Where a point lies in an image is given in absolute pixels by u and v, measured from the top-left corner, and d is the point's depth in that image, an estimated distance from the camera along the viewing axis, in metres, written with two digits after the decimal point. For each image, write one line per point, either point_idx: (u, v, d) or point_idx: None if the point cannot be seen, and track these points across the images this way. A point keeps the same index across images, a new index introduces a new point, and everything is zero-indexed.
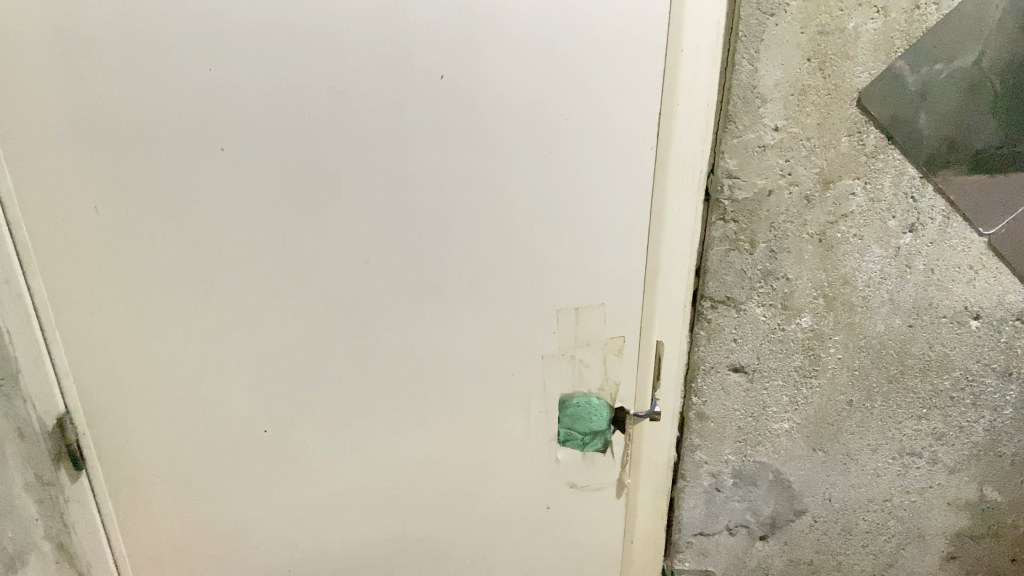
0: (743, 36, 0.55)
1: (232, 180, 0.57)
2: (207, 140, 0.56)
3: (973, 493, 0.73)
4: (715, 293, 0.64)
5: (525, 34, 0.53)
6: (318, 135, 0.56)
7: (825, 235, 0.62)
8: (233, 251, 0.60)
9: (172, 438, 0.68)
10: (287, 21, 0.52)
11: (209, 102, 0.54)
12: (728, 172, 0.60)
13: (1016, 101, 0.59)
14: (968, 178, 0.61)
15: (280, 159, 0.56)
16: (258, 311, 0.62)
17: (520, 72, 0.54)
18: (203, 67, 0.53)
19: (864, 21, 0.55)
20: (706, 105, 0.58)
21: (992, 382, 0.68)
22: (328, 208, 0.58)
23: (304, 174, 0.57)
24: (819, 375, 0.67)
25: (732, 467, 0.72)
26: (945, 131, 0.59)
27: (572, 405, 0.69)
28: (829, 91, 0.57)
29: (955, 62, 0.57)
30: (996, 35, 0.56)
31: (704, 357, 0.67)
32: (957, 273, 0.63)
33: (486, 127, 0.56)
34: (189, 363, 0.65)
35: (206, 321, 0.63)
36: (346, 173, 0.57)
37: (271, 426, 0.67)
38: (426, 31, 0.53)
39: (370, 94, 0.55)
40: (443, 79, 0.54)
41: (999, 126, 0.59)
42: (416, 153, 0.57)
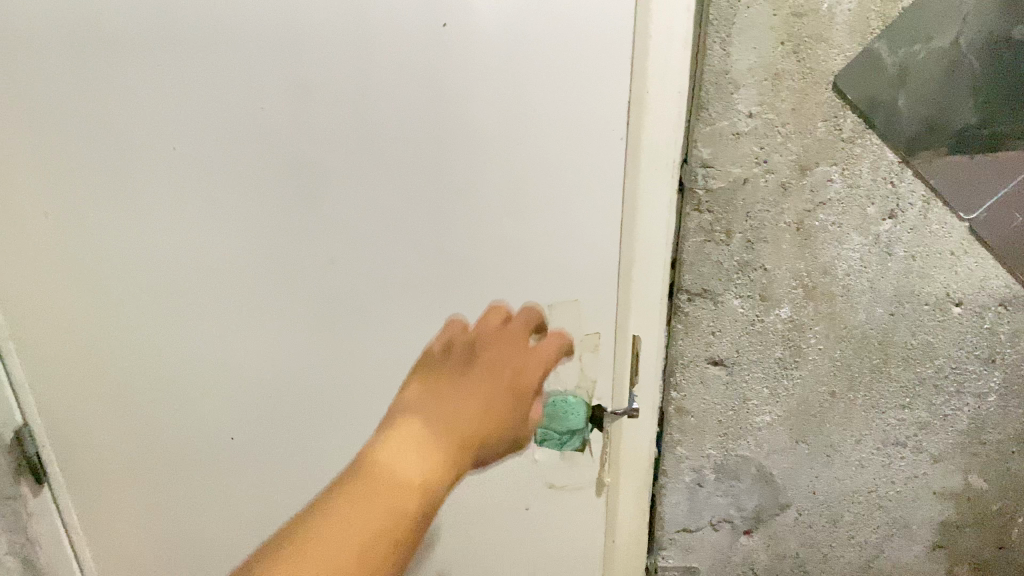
0: (714, 18, 0.54)
1: (189, 179, 0.55)
2: (159, 139, 0.54)
3: (958, 482, 0.71)
4: (691, 286, 0.63)
5: (490, 23, 0.51)
6: (275, 133, 0.54)
7: (803, 224, 0.60)
8: (192, 254, 0.58)
9: (137, 447, 0.65)
10: (239, 11, 0.50)
11: (160, 99, 0.52)
12: (702, 161, 0.58)
13: (996, 81, 0.58)
14: (950, 159, 0.59)
15: (236, 155, 0.54)
16: (220, 314, 0.60)
17: (486, 62, 0.52)
18: (153, 63, 0.51)
19: (839, 1, 0.53)
20: (678, 92, 0.55)
21: (976, 369, 0.66)
22: (288, 207, 0.56)
23: (262, 171, 0.55)
24: (800, 367, 0.66)
25: (714, 462, 0.70)
26: (925, 110, 0.58)
27: (549, 404, 0.65)
28: (804, 74, 0.55)
29: (932, 40, 0.56)
30: (975, 13, 0.56)
31: (682, 350, 0.66)
32: (939, 259, 0.62)
33: (453, 121, 0.54)
34: (152, 371, 0.62)
35: (165, 327, 0.61)
36: (305, 172, 0.55)
37: (238, 433, 0.65)
38: (386, 18, 0.51)
39: (327, 86, 0.52)
40: (406, 70, 0.52)
41: (981, 106, 0.58)
42: (380, 149, 0.55)
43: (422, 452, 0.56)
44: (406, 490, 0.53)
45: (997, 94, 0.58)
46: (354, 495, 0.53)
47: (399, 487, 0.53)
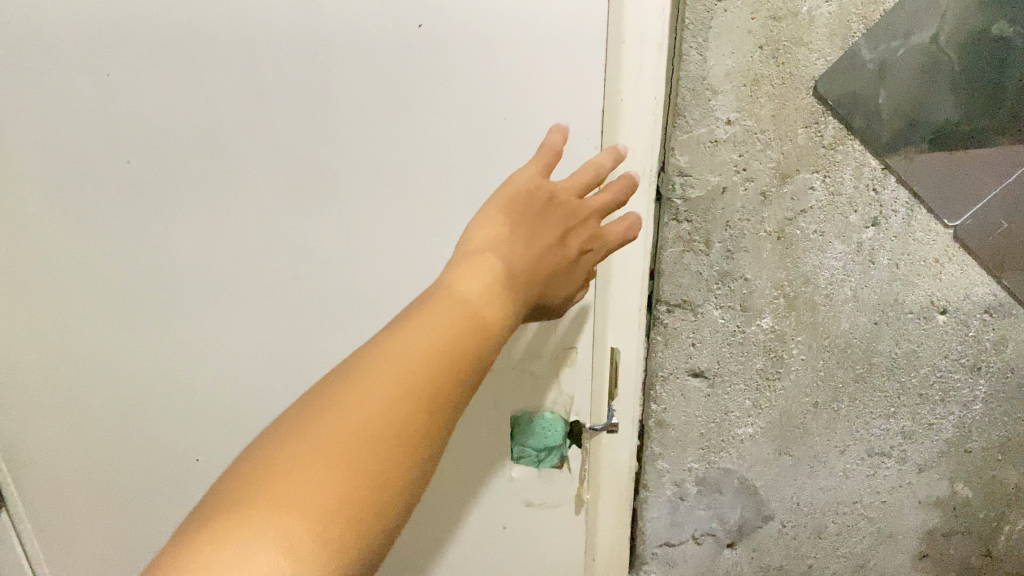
0: (689, 23, 0.52)
1: (152, 190, 0.54)
2: (114, 150, 0.53)
3: (944, 490, 0.70)
4: (670, 296, 0.61)
5: (454, 29, 0.49)
6: (233, 144, 0.52)
7: (784, 232, 0.58)
8: (157, 265, 0.57)
9: (111, 456, 0.65)
10: (192, 17, 0.48)
11: (114, 110, 0.52)
12: (679, 169, 0.56)
13: (974, 78, 0.55)
14: (934, 155, 0.57)
15: (197, 166, 0.53)
16: (188, 326, 0.59)
17: (451, 68, 0.50)
18: (102, 73, 0.50)
19: (818, 5, 0.51)
20: (654, 98, 0.53)
21: (961, 377, 0.65)
22: (249, 220, 0.55)
23: (225, 181, 0.54)
24: (782, 378, 0.64)
25: (695, 476, 0.69)
26: (909, 109, 0.56)
27: (525, 419, 0.64)
28: (783, 79, 0.53)
29: (912, 37, 0.53)
30: (955, 7, 0.53)
31: (662, 362, 0.64)
32: (923, 266, 0.60)
33: (418, 130, 0.52)
34: (116, 380, 0.62)
35: (125, 336, 0.60)
36: (265, 184, 0.53)
37: (206, 442, 0.64)
38: (345, 22, 0.48)
39: (286, 95, 0.50)
40: (367, 77, 0.50)
41: (959, 102, 0.56)
42: (343, 159, 0.53)
43: (490, 291, 0.44)
44: (478, 328, 0.41)
45: (984, 90, 0.56)
46: (420, 324, 0.40)
47: (469, 312, 0.42)
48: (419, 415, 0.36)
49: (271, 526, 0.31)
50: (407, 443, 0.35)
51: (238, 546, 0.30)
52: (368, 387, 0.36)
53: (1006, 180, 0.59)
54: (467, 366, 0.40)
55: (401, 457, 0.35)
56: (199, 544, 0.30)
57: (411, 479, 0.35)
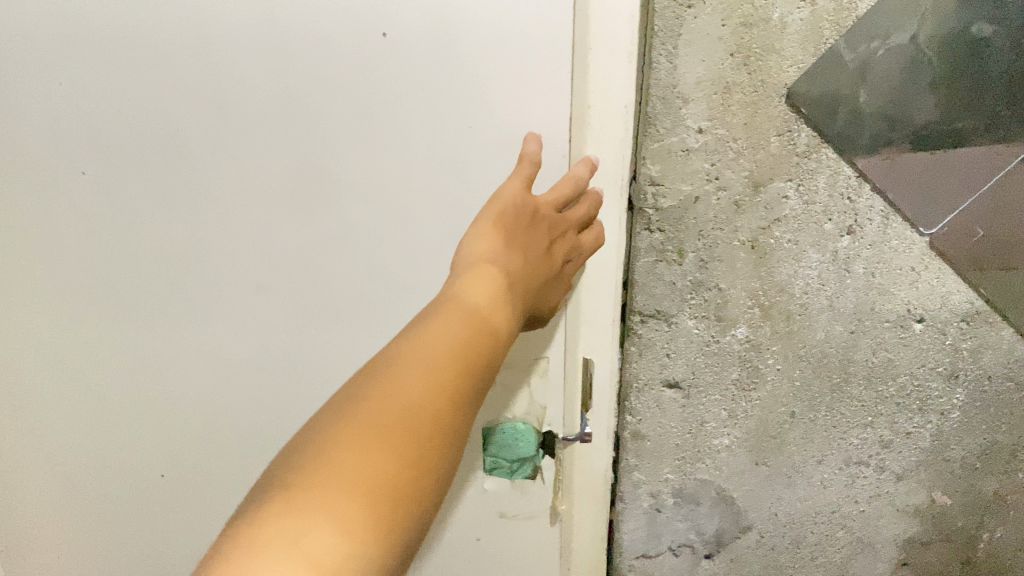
0: (658, 29, 0.51)
1: (107, 203, 0.53)
2: (65, 162, 0.51)
3: (923, 499, 0.69)
4: (644, 307, 0.60)
5: (417, 37, 0.47)
6: (191, 155, 0.51)
7: (758, 241, 0.57)
8: (116, 278, 0.56)
9: (78, 466, 0.65)
10: (142, 26, 0.47)
11: (65, 121, 0.50)
12: (651, 179, 0.55)
13: (955, 79, 0.54)
14: (913, 155, 0.56)
15: (154, 179, 0.52)
16: (151, 337, 0.58)
17: (414, 77, 0.48)
18: (52, 82, 0.49)
19: (790, 10, 0.50)
20: (625, 106, 0.53)
21: (939, 386, 0.64)
22: (209, 231, 0.54)
23: (187, 194, 0.52)
24: (758, 389, 0.63)
25: (672, 487, 0.68)
26: (886, 111, 0.54)
27: (497, 431, 0.63)
28: (755, 87, 0.52)
29: (890, 37, 0.52)
30: (933, 8, 0.52)
31: (637, 373, 0.63)
32: (899, 275, 0.59)
33: (380, 139, 0.50)
34: (78, 392, 0.61)
35: (84, 349, 0.59)
36: (225, 195, 0.52)
37: (171, 451, 0.64)
38: (302, 31, 0.47)
39: (244, 105, 0.49)
40: (327, 84, 0.48)
41: (942, 103, 0.54)
42: (304, 170, 0.51)
43: (498, 296, 0.43)
44: (490, 331, 0.40)
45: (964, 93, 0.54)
46: (432, 328, 0.38)
47: (479, 315, 0.40)
48: (448, 410, 0.34)
49: (322, 510, 0.28)
50: (438, 438, 0.33)
51: (288, 530, 0.27)
52: (395, 382, 0.34)
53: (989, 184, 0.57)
54: (483, 369, 0.38)
55: (435, 453, 0.33)
56: (244, 535, 0.27)
57: (440, 481, 0.33)
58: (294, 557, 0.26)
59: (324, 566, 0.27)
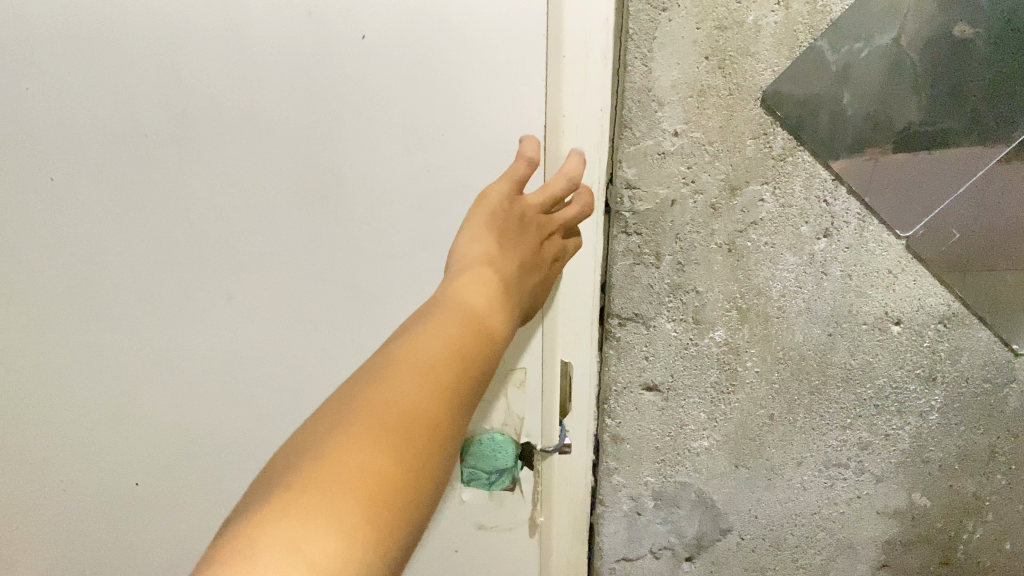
0: (633, 33, 0.51)
1: (86, 206, 0.54)
2: (47, 165, 0.53)
3: (902, 501, 0.69)
4: (622, 310, 0.60)
5: (385, 42, 0.47)
6: (163, 161, 0.52)
7: (734, 244, 0.57)
8: (96, 281, 0.57)
9: (62, 462, 0.66)
10: (111, 30, 0.48)
11: (46, 126, 0.51)
12: (627, 182, 0.56)
13: (936, 81, 0.53)
14: (895, 158, 0.56)
15: (128, 180, 0.53)
16: (129, 336, 0.59)
17: (384, 81, 0.48)
18: (33, 88, 0.50)
19: (764, 13, 0.50)
20: (600, 110, 0.52)
21: (917, 388, 0.64)
22: (184, 234, 0.55)
23: (160, 195, 0.53)
24: (737, 391, 0.63)
25: (652, 489, 0.68)
26: (869, 112, 0.54)
27: (474, 442, 0.64)
28: (730, 91, 0.52)
29: (875, 39, 0.52)
30: (916, 10, 0.52)
31: (615, 376, 0.63)
32: (876, 277, 0.59)
33: (351, 143, 0.50)
34: (63, 391, 0.63)
35: (66, 351, 0.61)
36: (199, 199, 0.53)
37: (154, 451, 0.65)
38: (272, 34, 0.47)
39: (213, 109, 0.50)
40: (296, 88, 0.49)
41: (921, 106, 0.54)
42: (275, 175, 0.52)
43: (490, 299, 0.41)
44: (487, 334, 0.38)
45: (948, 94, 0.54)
46: (425, 330, 0.36)
47: (475, 318, 0.39)
48: (443, 412, 0.33)
49: (322, 512, 0.27)
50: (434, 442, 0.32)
51: (287, 532, 0.26)
52: (389, 384, 0.32)
53: (973, 177, 0.57)
54: (478, 371, 0.36)
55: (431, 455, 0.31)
56: (242, 538, 0.26)
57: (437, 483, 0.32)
58: (294, 560, 0.25)
59: (327, 570, 0.25)
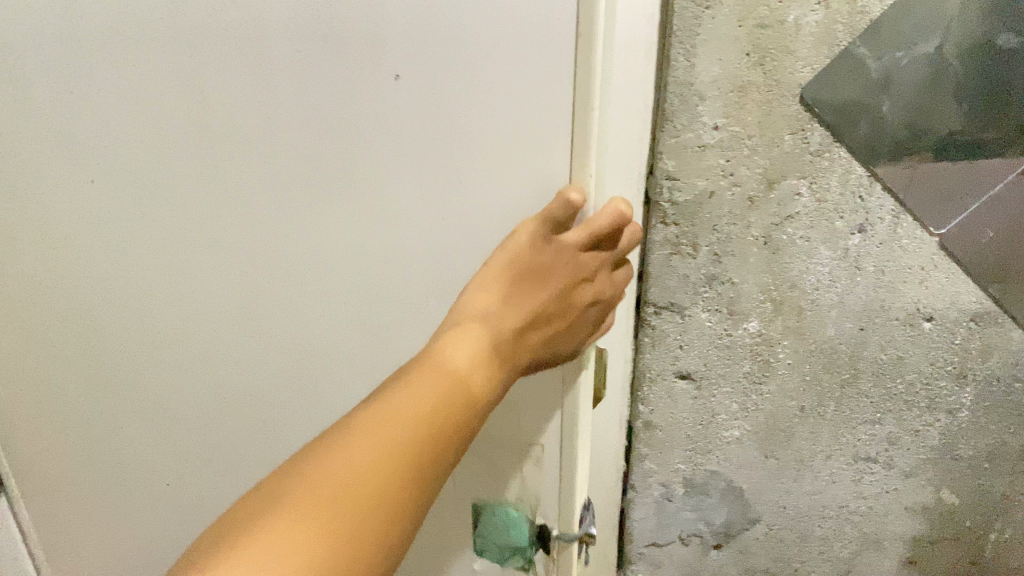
0: (677, 30, 0.53)
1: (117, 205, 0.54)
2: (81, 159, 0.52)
3: (930, 497, 0.70)
4: (658, 299, 0.62)
5: (406, 45, 0.45)
6: (188, 162, 0.51)
7: (770, 237, 0.59)
8: (131, 281, 0.57)
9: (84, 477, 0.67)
10: (122, 58, 0.48)
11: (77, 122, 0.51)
12: (667, 173, 0.57)
13: (977, 89, 0.56)
14: (935, 165, 0.58)
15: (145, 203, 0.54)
16: (144, 349, 0.60)
17: (404, 81, 0.47)
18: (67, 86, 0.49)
19: (805, 13, 0.52)
20: (640, 101, 0.53)
21: (948, 385, 0.65)
22: (213, 235, 0.54)
23: (174, 220, 0.54)
24: (769, 382, 0.65)
25: (683, 477, 0.69)
26: (909, 120, 0.56)
27: (490, 512, 0.63)
28: (770, 87, 0.54)
29: (916, 48, 0.54)
30: (961, 19, 0.54)
31: (650, 364, 0.65)
32: (909, 274, 0.60)
33: (367, 148, 0.49)
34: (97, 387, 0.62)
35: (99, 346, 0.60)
36: (224, 202, 0.52)
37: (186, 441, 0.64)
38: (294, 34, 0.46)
39: (214, 137, 0.50)
40: (318, 93, 0.48)
41: (962, 112, 0.56)
42: (292, 181, 0.51)
43: (479, 355, 0.42)
44: (463, 396, 0.39)
45: (985, 99, 0.56)
46: (399, 393, 0.37)
47: (456, 378, 0.39)
48: (394, 486, 0.34)
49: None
50: (375, 500, 0.33)
51: None
52: (341, 458, 0.34)
53: (1013, 181, 0.58)
54: (449, 438, 0.37)
55: (366, 531, 0.33)
56: None
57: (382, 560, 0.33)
58: None
59: None
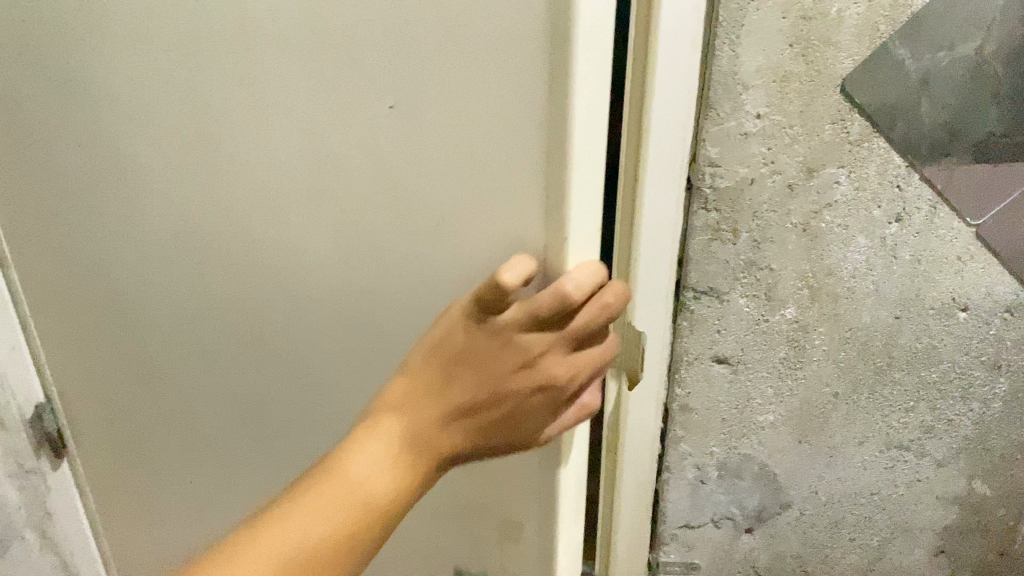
0: (723, 21, 0.55)
1: (129, 209, 0.51)
2: (103, 160, 0.50)
3: (962, 487, 0.72)
4: (697, 283, 0.64)
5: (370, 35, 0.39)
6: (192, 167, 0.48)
7: (809, 224, 0.61)
8: (140, 290, 0.55)
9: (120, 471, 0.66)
10: (122, 54, 0.45)
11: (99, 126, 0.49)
12: (709, 160, 0.59)
13: (1017, 90, 0.57)
14: (974, 167, 0.60)
15: (155, 217, 0.51)
16: (155, 362, 0.58)
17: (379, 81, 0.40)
18: (89, 82, 0.47)
19: (847, 6, 0.54)
20: (686, 92, 0.55)
21: (981, 375, 0.66)
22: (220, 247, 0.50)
23: (185, 228, 0.50)
24: (804, 368, 0.66)
25: (717, 459, 0.71)
26: (948, 122, 0.58)
27: None
28: (812, 77, 0.56)
29: (956, 49, 0.56)
30: (1002, 22, 0.55)
31: (687, 348, 0.67)
32: (944, 264, 0.62)
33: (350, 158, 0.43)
34: (118, 386, 0.61)
35: (120, 349, 0.58)
36: (232, 211, 0.48)
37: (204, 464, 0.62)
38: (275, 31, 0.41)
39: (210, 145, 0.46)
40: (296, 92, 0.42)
41: (1001, 114, 0.58)
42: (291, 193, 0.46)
43: (393, 464, 0.40)
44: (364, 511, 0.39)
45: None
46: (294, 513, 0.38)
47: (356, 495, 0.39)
48: None
49: None
50: None
51: None
52: None
53: None
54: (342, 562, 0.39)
55: None
56: None
57: None
58: None
59: None
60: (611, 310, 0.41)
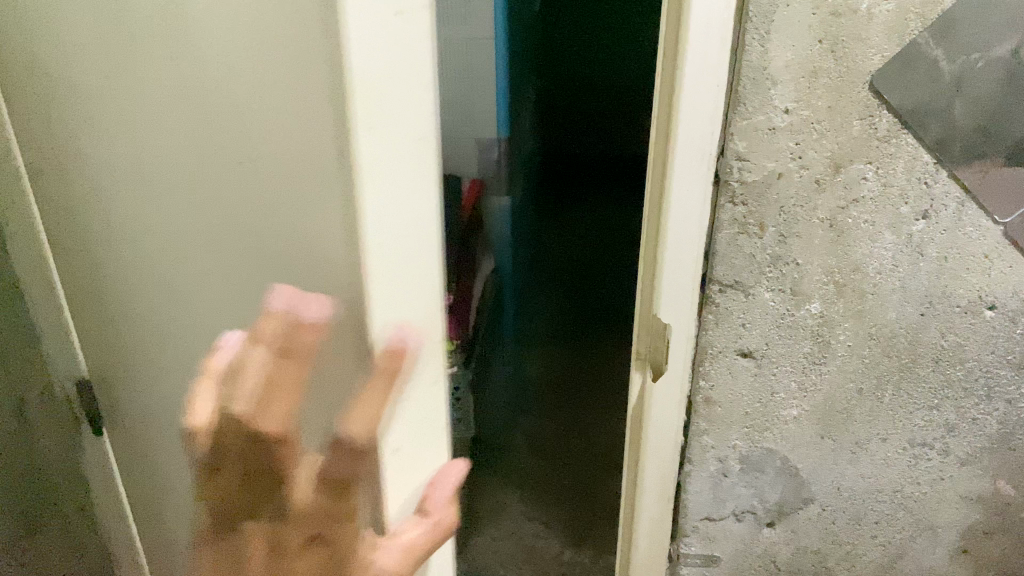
0: (753, 16, 0.55)
1: (112, 230, 0.53)
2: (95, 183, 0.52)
3: (987, 487, 0.71)
4: (723, 277, 0.64)
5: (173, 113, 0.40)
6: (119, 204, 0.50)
7: (835, 219, 0.61)
8: (132, 310, 0.56)
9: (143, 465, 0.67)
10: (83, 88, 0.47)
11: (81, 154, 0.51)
12: (737, 154, 0.60)
13: None
14: (1010, 170, 0.59)
15: (117, 245, 0.53)
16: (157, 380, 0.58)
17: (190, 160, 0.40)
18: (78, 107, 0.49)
19: (878, 2, 0.54)
20: (715, 86, 0.56)
21: (1008, 374, 0.66)
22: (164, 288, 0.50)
23: (131, 259, 0.53)
24: (828, 363, 0.67)
25: (739, 453, 0.72)
26: (979, 123, 0.57)
27: None
28: (840, 73, 0.56)
29: (991, 49, 0.55)
30: None
31: (712, 341, 0.67)
32: (972, 262, 0.62)
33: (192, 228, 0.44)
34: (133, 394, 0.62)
35: (130, 357, 0.60)
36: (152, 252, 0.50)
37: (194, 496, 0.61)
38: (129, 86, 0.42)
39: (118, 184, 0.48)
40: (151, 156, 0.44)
41: None
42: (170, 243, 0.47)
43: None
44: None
45: None
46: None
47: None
48: None
49: None
50: None
51: None
52: None
53: None
54: None
55: None
56: None
57: None
58: None
59: None
60: (251, 372, 0.33)
